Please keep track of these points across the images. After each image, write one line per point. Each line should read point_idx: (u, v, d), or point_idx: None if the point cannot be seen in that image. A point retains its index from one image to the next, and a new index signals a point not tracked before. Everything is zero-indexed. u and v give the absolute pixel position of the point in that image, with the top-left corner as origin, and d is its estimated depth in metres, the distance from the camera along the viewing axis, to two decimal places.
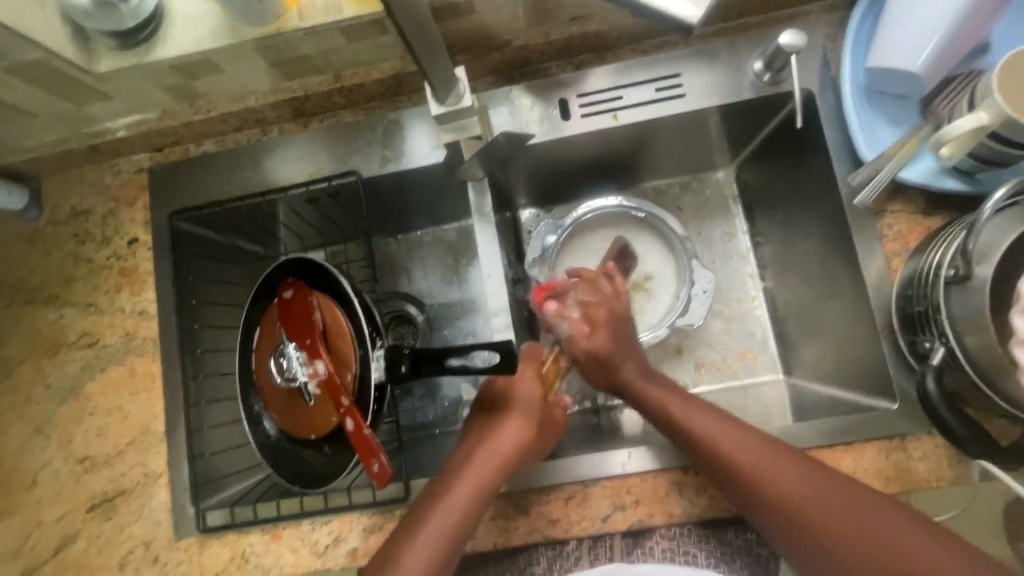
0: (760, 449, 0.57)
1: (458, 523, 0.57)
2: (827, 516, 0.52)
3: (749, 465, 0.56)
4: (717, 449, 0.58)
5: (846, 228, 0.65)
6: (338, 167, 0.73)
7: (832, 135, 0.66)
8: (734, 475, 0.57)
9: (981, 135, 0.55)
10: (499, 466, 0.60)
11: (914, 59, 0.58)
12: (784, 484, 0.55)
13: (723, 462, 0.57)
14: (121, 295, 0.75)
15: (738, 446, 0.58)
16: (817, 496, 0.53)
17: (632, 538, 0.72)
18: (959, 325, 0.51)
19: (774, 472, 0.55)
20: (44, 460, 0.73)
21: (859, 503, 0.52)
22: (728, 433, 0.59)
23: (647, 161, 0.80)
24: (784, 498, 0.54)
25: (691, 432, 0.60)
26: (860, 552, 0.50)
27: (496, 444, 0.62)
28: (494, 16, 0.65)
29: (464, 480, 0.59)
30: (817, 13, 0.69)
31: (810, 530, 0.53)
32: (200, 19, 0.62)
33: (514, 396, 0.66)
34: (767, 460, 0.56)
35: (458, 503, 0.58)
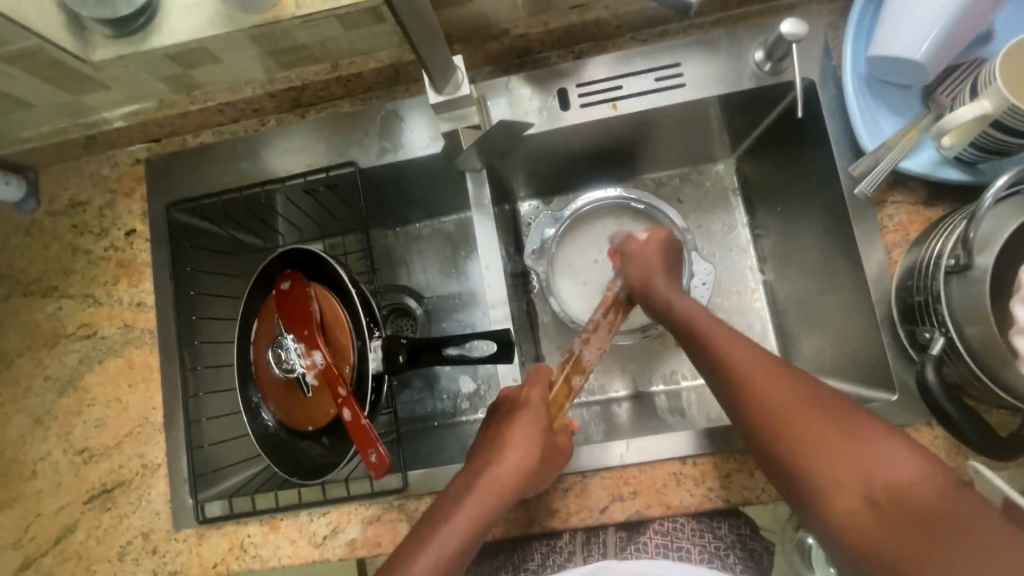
0: (765, 366, 0.55)
1: (462, 548, 0.54)
2: (823, 437, 0.49)
3: (747, 372, 0.55)
4: (724, 353, 0.58)
5: (846, 219, 0.64)
6: (336, 158, 0.72)
7: (833, 125, 0.66)
8: (734, 377, 0.56)
9: (983, 124, 0.55)
10: (506, 488, 0.57)
11: (917, 47, 0.57)
12: (777, 395, 0.53)
13: (727, 366, 0.57)
14: (119, 286, 0.75)
15: (743, 351, 0.57)
16: (814, 409, 0.51)
17: (625, 533, 0.73)
18: (959, 315, 0.51)
19: (772, 383, 0.54)
20: (43, 451, 0.73)
21: (856, 424, 0.49)
22: (735, 340, 0.59)
23: (646, 152, 0.80)
24: (773, 404, 0.53)
25: (707, 338, 0.60)
26: (842, 470, 0.47)
27: (506, 467, 0.58)
28: (493, 5, 0.64)
29: (469, 502, 0.56)
30: (819, 2, 0.68)
31: (793, 440, 0.50)
32: (196, 7, 0.62)
33: (525, 410, 0.63)
34: (767, 374, 0.55)
35: (462, 526, 0.55)
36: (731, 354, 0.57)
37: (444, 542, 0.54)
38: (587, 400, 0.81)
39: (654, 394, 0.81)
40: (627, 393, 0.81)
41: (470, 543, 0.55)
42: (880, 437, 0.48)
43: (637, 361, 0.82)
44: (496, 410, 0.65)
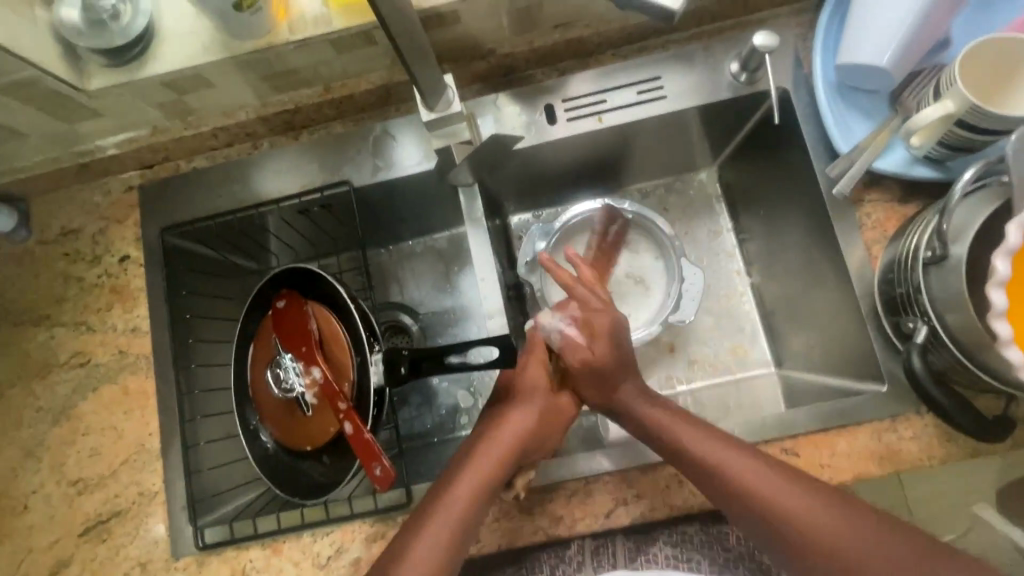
0: (766, 474, 0.55)
1: (468, 509, 0.57)
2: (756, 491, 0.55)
3: (707, 457, 0.58)
4: (723, 469, 0.57)
5: (827, 218, 0.67)
6: (330, 178, 0.74)
7: (808, 130, 0.69)
8: (728, 485, 0.56)
9: (947, 123, 0.58)
10: (505, 449, 0.61)
11: (881, 54, 0.61)
12: (786, 505, 0.53)
13: (722, 481, 0.56)
14: (113, 312, 0.75)
15: (735, 462, 0.57)
16: (828, 521, 0.52)
17: (634, 543, 0.72)
18: (939, 304, 0.53)
19: (746, 471, 0.56)
20: (35, 483, 0.71)
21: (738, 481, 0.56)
22: (713, 446, 0.58)
23: (631, 163, 0.83)
24: (768, 501, 0.54)
25: (700, 458, 0.58)
26: (801, 521, 0.53)
27: (505, 437, 0.62)
28: (479, 26, 0.67)
29: (472, 468, 0.60)
30: (788, 16, 0.72)
31: (813, 548, 0.52)
32: (191, 36, 0.63)
33: (525, 387, 0.67)
34: (740, 464, 0.57)
35: (467, 490, 0.58)
36: (689, 439, 0.59)
37: (449, 512, 0.57)
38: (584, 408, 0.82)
39: None
40: None
41: (474, 508, 0.58)
42: (882, 540, 0.50)
43: None
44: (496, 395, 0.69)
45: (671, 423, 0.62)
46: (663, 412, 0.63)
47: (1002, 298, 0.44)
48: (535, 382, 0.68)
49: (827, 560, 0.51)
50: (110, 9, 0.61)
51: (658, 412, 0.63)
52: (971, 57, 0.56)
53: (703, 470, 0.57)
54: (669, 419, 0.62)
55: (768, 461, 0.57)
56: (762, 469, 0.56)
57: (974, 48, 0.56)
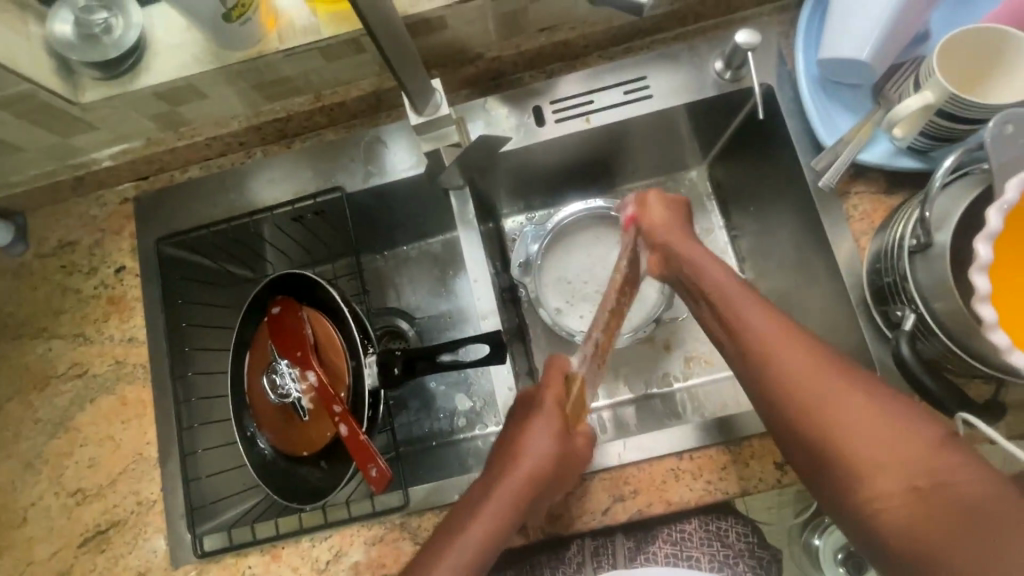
0: (839, 381, 0.52)
1: (478, 557, 0.54)
2: (817, 388, 0.52)
3: (780, 349, 0.55)
4: (772, 351, 0.55)
5: (815, 212, 0.68)
6: (323, 184, 0.74)
7: (794, 125, 0.70)
8: (774, 368, 0.55)
9: (927, 113, 0.58)
10: (520, 492, 0.58)
11: (860, 48, 0.62)
12: (817, 384, 0.52)
13: (767, 359, 0.55)
14: (110, 323, 0.75)
15: (789, 346, 0.55)
16: (855, 397, 0.51)
17: (634, 543, 0.74)
18: (926, 292, 0.54)
19: (796, 358, 0.54)
20: (34, 495, 0.72)
21: (811, 392, 0.52)
22: (774, 329, 0.56)
23: (622, 163, 0.84)
24: (806, 394, 0.53)
25: (756, 345, 0.56)
26: (859, 435, 0.50)
27: (525, 469, 0.59)
28: (466, 31, 0.68)
29: (483, 511, 0.57)
30: (770, 14, 0.73)
31: (831, 421, 0.51)
32: (182, 47, 0.65)
33: (541, 412, 0.63)
34: (818, 365, 0.53)
35: (479, 534, 0.55)
36: (764, 334, 0.56)
37: (459, 555, 0.54)
38: None
39: (649, 398, 0.82)
40: (623, 400, 0.82)
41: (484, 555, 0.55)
42: (896, 415, 0.50)
43: (627, 366, 0.83)
44: (513, 415, 0.65)
45: (726, 287, 0.61)
46: (749, 296, 0.59)
47: (986, 282, 0.45)
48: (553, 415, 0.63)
49: (845, 449, 0.50)
50: (103, 23, 0.63)
51: (723, 283, 0.61)
52: (952, 49, 0.57)
53: (758, 347, 0.56)
54: (731, 286, 0.61)
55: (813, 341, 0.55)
56: (808, 349, 0.54)
57: (953, 40, 0.57)
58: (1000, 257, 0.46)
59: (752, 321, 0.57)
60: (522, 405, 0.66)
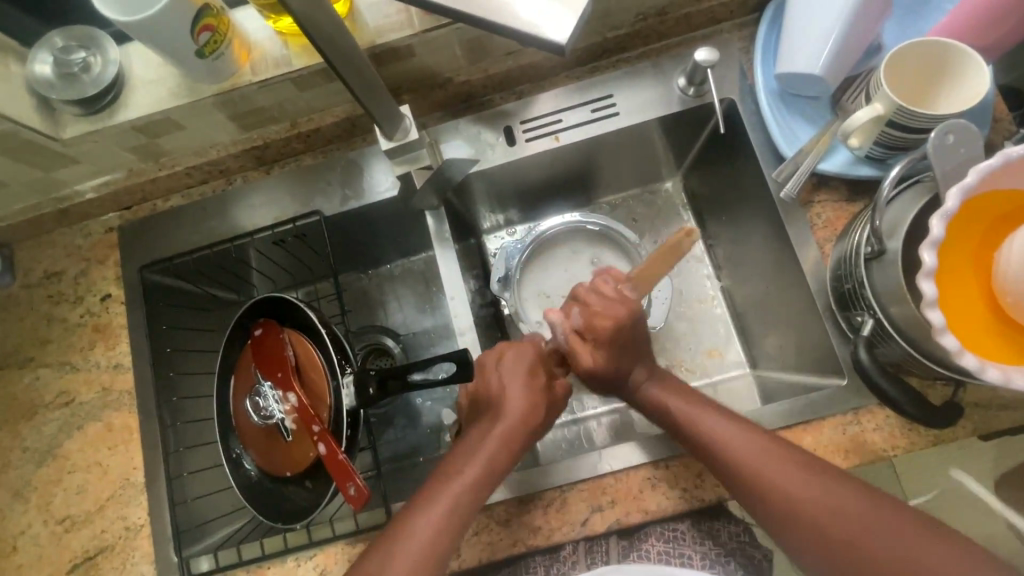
0: (815, 484, 0.55)
1: (468, 491, 0.60)
2: (804, 500, 0.55)
3: (753, 463, 0.57)
4: (764, 475, 0.57)
5: (780, 221, 0.69)
6: (302, 209, 0.76)
7: (755, 137, 0.72)
8: (783, 493, 0.56)
9: (880, 123, 0.60)
10: (507, 439, 0.64)
11: (814, 63, 0.64)
12: (810, 493, 0.55)
13: (758, 484, 0.57)
14: (96, 350, 0.77)
15: (778, 466, 0.57)
16: (878, 517, 0.53)
17: (626, 542, 0.74)
18: (883, 297, 0.55)
19: (778, 474, 0.57)
20: (24, 523, 0.72)
21: (800, 503, 0.55)
22: (758, 449, 0.58)
23: (597, 177, 0.86)
24: (801, 506, 0.55)
25: (756, 479, 0.57)
26: (858, 536, 0.53)
27: (502, 432, 0.64)
28: (434, 57, 0.70)
29: (475, 452, 0.63)
30: (731, 31, 0.75)
31: (823, 528, 0.54)
32: (159, 83, 0.67)
33: (521, 373, 0.68)
34: (786, 473, 0.56)
35: (470, 473, 0.61)
36: (728, 450, 0.59)
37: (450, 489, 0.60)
38: (566, 419, 0.83)
39: (631, 406, 0.83)
40: (606, 409, 0.83)
41: (472, 494, 0.60)
42: (889, 516, 0.53)
43: None
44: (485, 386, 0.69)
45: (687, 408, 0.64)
46: (723, 421, 0.61)
47: (932, 287, 0.46)
48: (526, 368, 0.69)
49: (851, 552, 0.53)
50: (81, 62, 0.65)
51: (692, 405, 0.64)
52: (900, 62, 0.59)
53: (750, 475, 0.57)
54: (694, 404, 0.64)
55: (774, 447, 0.59)
56: (792, 462, 0.57)
57: (902, 52, 0.59)
58: (944, 263, 0.48)
59: (722, 434, 0.60)
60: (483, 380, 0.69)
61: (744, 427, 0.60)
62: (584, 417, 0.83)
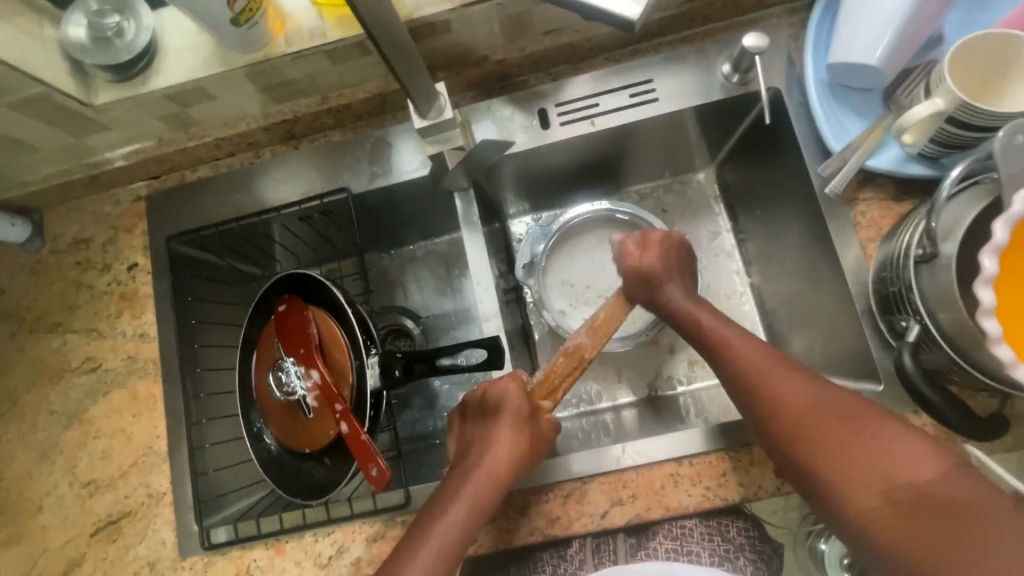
0: (821, 395, 0.56)
1: (459, 541, 0.58)
2: (805, 412, 0.55)
3: (756, 369, 0.59)
4: (774, 381, 0.58)
5: (822, 218, 0.67)
6: (329, 186, 0.75)
7: (801, 130, 0.69)
8: (783, 402, 0.56)
9: (938, 120, 0.58)
10: (491, 482, 0.60)
11: (870, 53, 0.61)
12: (818, 402, 0.56)
13: (769, 393, 0.57)
14: (122, 319, 0.77)
15: (789, 377, 0.58)
16: (878, 438, 0.52)
17: (635, 539, 0.73)
18: (931, 302, 0.53)
19: (787, 388, 0.57)
20: (50, 485, 0.74)
21: (802, 416, 0.55)
22: (762, 356, 0.60)
23: (629, 165, 0.83)
24: (803, 415, 0.55)
25: (764, 386, 0.58)
26: (852, 461, 0.52)
27: (488, 466, 0.61)
28: (471, 33, 0.68)
29: (460, 499, 0.59)
30: (780, 16, 0.72)
31: (834, 430, 0.54)
32: (192, 51, 0.66)
33: (505, 409, 0.63)
34: (790, 381, 0.58)
35: (457, 520, 0.58)
36: (739, 352, 0.61)
37: (439, 539, 0.57)
38: (583, 410, 0.82)
39: (651, 400, 0.82)
40: (627, 402, 0.82)
41: (461, 543, 0.58)
42: (899, 434, 0.52)
43: (630, 369, 0.83)
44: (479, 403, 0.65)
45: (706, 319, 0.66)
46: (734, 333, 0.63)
47: (990, 294, 0.44)
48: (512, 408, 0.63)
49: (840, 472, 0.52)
50: (114, 27, 0.64)
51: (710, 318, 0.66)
52: (964, 57, 0.56)
53: (757, 377, 0.59)
54: (711, 319, 0.65)
55: (785, 361, 0.60)
56: (802, 377, 0.58)
57: (967, 46, 0.56)
58: (1006, 268, 0.46)
59: (738, 345, 0.62)
60: (472, 410, 0.66)
61: (761, 345, 0.61)
62: (600, 410, 0.82)
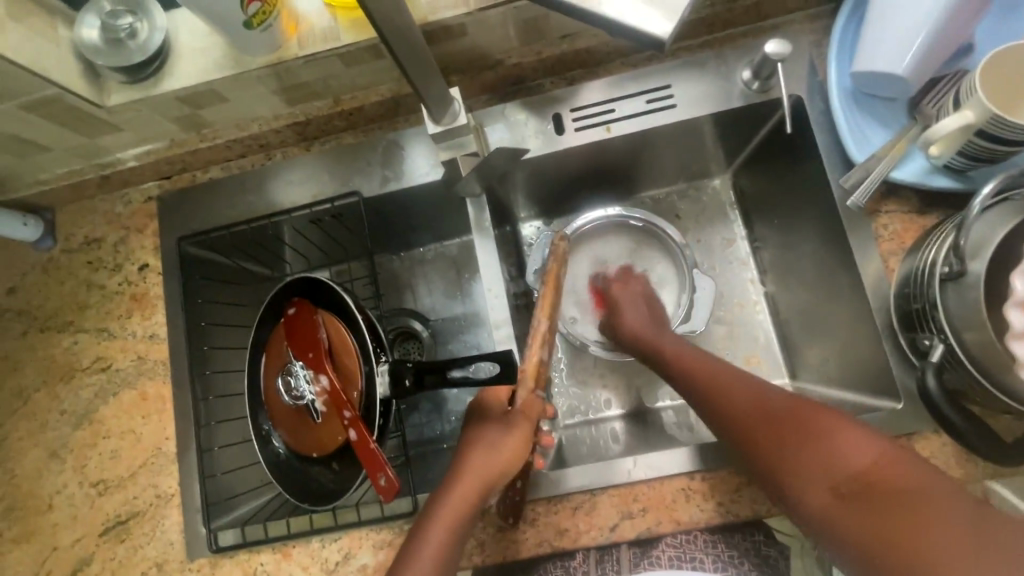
0: (763, 394, 0.59)
1: (451, 539, 0.55)
2: (746, 411, 0.58)
3: (704, 372, 0.63)
4: (726, 388, 0.61)
5: (842, 230, 0.65)
6: (340, 189, 0.75)
7: (822, 139, 0.67)
8: (726, 402, 0.60)
9: (968, 133, 0.56)
10: (481, 478, 0.58)
11: (898, 63, 0.59)
12: (770, 403, 0.57)
13: (712, 396, 0.61)
14: (132, 319, 0.77)
15: (731, 381, 0.61)
16: (821, 428, 0.53)
17: (638, 548, 0.72)
18: (956, 322, 0.52)
19: (732, 390, 0.60)
20: (59, 484, 0.74)
21: (744, 414, 0.58)
22: (707, 365, 0.64)
23: (643, 170, 0.82)
24: (745, 414, 0.58)
25: (710, 388, 0.62)
26: (794, 452, 0.53)
27: (479, 459, 0.59)
28: (487, 38, 0.67)
29: (451, 496, 0.57)
30: (803, 22, 0.70)
31: (782, 427, 0.55)
32: (205, 52, 0.65)
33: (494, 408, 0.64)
34: (733, 382, 0.61)
35: (449, 517, 0.56)
36: (689, 360, 0.66)
37: (432, 538, 0.55)
38: (592, 418, 0.81)
39: (661, 409, 0.81)
40: (636, 410, 0.81)
41: (454, 541, 0.55)
42: (847, 425, 0.52)
43: (641, 378, 0.82)
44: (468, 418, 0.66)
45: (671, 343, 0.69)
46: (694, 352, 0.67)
47: (1021, 318, 0.43)
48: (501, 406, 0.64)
49: (784, 463, 0.53)
50: (127, 28, 0.63)
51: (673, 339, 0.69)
52: (995, 72, 0.54)
53: (705, 381, 0.63)
54: (675, 342, 0.69)
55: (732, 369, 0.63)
56: (745, 381, 0.61)
57: (998, 59, 0.54)
58: None
59: (693, 359, 0.65)
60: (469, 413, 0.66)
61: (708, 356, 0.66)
62: (610, 418, 0.81)
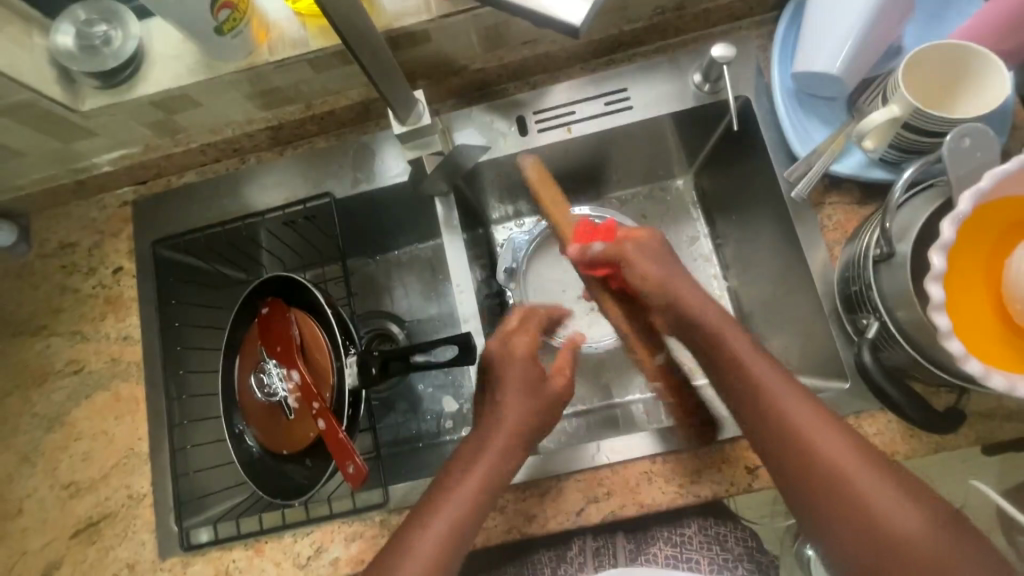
0: (817, 419, 0.54)
1: (469, 506, 0.59)
2: (805, 435, 0.54)
3: (764, 387, 0.57)
4: (796, 421, 0.55)
5: (790, 222, 0.69)
6: (313, 191, 0.77)
7: (769, 136, 0.71)
8: (781, 414, 0.55)
9: (896, 125, 0.60)
10: (504, 443, 0.62)
11: (831, 63, 0.63)
12: (824, 442, 0.53)
13: (770, 414, 0.56)
14: (106, 321, 0.78)
15: (788, 391, 0.56)
16: (867, 463, 0.52)
17: (634, 544, 0.72)
18: (890, 301, 0.55)
19: (796, 403, 0.56)
20: (30, 487, 0.74)
21: (794, 439, 0.54)
22: (770, 378, 0.57)
23: (608, 172, 0.85)
24: (797, 433, 0.54)
25: (766, 400, 0.56)
26: (836, 487, 0.52)
27: (509, 426, 0.62)
28: (451, 44, 0.70)
29: (471, 465, 0.61)
30: (749, 28, 0.75)
31: (840, 480, 0.52)
32: (177, 58, 0.68)
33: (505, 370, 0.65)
34: (796, 404, 0.55)
35: (469, 482, 0.60)
36: (752, 370, 0.58)
37: (447, 512, 0.58)
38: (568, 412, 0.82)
39: (631, 403, 0.82)
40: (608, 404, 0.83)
41: (470, 511, 0.58)
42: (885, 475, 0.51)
43: (612, 371, 0.84)
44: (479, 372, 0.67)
45: (735, 347, 0.60)
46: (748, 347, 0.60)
47: (939, 291, 0.46)
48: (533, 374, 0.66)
49: (824, 498, 0.52)
50: (102, 36, 0.66)
51: (750, 354, 0.59)
52: (949, 57, 0.58)
53: (755, 391, 0.57)
54: (747, 350, 0.60)
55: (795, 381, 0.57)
56: (804, 399, 0.56)
57: (941, 45, 0.58)
58: (955, 265, 0.48)
59: (763, 375, 0.58)
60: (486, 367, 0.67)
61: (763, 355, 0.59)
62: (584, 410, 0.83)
